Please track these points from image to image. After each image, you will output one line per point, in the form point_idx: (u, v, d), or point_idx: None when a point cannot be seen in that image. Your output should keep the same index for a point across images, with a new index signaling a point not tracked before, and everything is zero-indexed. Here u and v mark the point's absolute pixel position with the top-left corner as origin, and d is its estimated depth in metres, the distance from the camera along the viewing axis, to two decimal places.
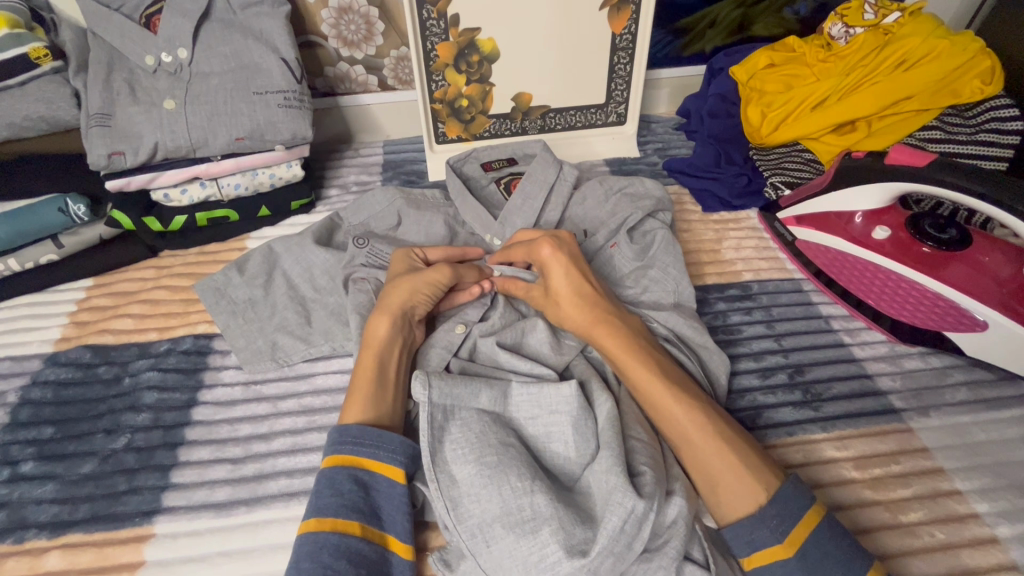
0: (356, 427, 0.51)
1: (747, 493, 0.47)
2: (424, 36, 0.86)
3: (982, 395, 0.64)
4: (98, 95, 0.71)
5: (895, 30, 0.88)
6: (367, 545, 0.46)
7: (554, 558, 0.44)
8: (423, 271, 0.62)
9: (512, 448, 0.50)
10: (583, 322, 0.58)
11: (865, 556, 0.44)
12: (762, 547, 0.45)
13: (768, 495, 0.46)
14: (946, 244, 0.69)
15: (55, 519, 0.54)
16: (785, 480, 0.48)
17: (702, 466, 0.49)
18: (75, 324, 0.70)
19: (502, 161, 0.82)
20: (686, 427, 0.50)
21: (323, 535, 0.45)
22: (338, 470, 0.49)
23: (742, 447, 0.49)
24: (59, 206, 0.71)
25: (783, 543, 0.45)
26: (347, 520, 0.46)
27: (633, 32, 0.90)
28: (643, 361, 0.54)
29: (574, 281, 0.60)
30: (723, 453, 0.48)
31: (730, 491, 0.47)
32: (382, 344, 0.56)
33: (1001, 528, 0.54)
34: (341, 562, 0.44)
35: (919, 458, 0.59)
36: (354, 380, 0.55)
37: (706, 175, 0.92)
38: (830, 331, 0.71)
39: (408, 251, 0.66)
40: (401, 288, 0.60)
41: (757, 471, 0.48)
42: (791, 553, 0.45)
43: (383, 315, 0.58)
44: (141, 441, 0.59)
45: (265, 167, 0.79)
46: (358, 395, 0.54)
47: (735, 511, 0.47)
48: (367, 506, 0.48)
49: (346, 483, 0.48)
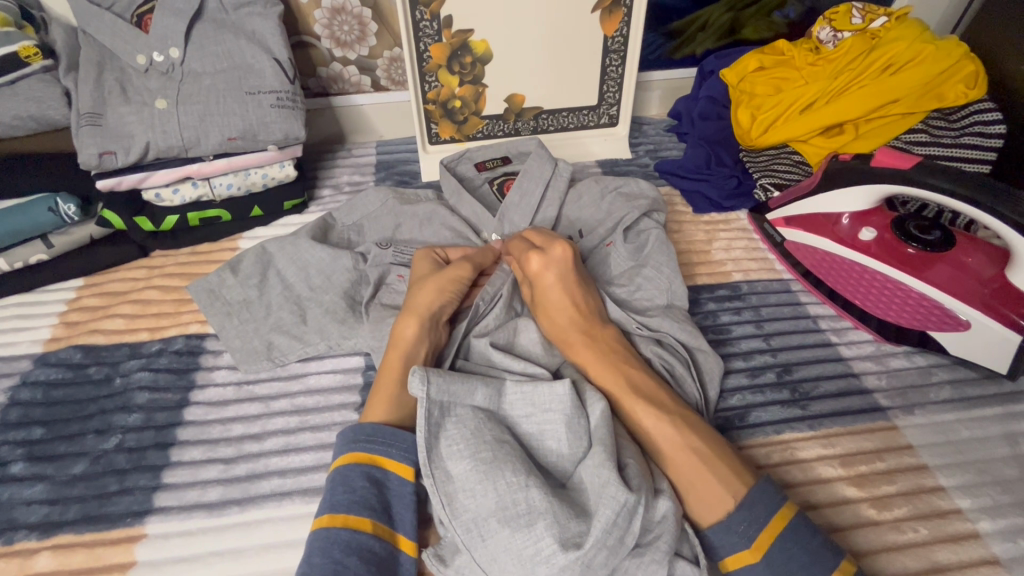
0: (369, 426, 0.52)
1: (710, 504, 0.49)
2: (417, 37, 0.86)
3: (965, 393, 0.65)
4: (89, 95, 0.71)
5: (882, 34, 0.90)
6: (377, 542, 0.47)
7: (549, 551, 0.45)
8: (445, 272, 0.63)
9: (507, 444, 0.50)
10: (557, 337, 0.60)
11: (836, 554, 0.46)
12: (731, 551, 0.47)
13: (731, 502, 0.48)
14: (929, 245, 0.70)
15: (45, 520, 0.54)
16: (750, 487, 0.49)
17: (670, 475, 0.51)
18: (65, 324, 0.70)
19: (496, 160, 0.83)
20: (650, 440, 0.53)
21: (335, 531, 0.46)
22: (352, 468, 0.50)
23: (706, 458, 0.50)
24: (49, 205, 0.71)
25: (748, 549, 0.46)
26: (359, 516, 0.47)
27: (625, 34, 0.91)
28: (613, 377, 0.56)
29: (549, 296, 0.61)
30: (684, 466, 0.50)
31: (696, 503, 0.50)
32: (410, 342, 0.57)
33: (983, 523, 0.55)
34: (352, 558, 0.45)
35: (904, 455, 0.60)
36: (379, 380, 0.56)
37: (697, 176, 0.93)
38: (817, 331, 0.72)
39: (431, 252, 0.68)
40: (428, 290, 0.61)
41: (719, 480, 0.49)
42: (756, 558, 0.46)
43: (410, 316, 0.59)
44: (132, 441, 0.59)
45: (257, 167, 0.79)
46: (384, 394, 0.55)
47: (703, 518, 0.49)
48: (380, 503, 0.49)
49: (359, 481, 0.49)
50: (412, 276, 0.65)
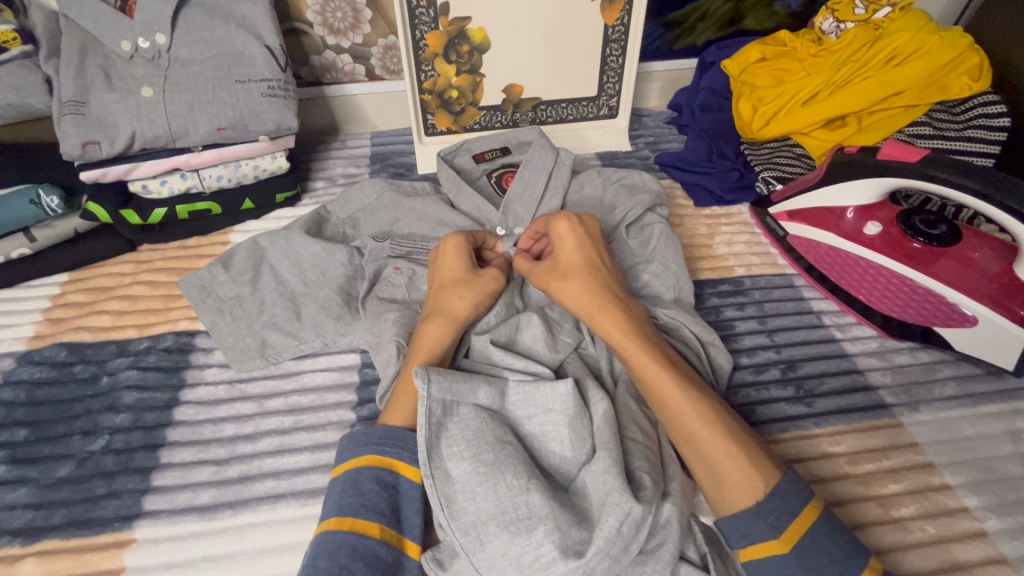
0: (381, 428, 0.50)
1: (749, 488, 0.46)
2: (413, 24, 0.84)
3: (970, 389, 0.65)
4: (71, 82, 0.68)
5: (886, 25, 0.88)
6: (384, 549, 0.46)
7: (549, 558, 0.44)
8: (481, 279, 0.60)
9: (509, 446, 0.49)
10: (583, 306, 0.57)
11: (863, 555, 0.45)
12: (758, 540, 0.45)
13: (767, 489, 0.46)
14: (937, 240, 0.68)
15: (30, 525, 0.52)
16: (784, 475, 0.47)
17: (704, 459, 0.48)
18: (49, 320, 0.67)
19: (495, 151, 0.81)
20: (687, 419, 0.49)
21: (343, 534, 0.45)
22: (363, 471, 0.48)
23: (745, 441, 0.48)
24: (31, 197, 0.69)
25: (776, 539, 0.45)
26: (367, 520, 0.46)
27: (626, 24, 0.89)
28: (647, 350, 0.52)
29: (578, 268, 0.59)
30: (724, 447, 0.48)
31: (733, 488, 0.47)
32: (440, 354, 0.55)
33: (990, 522, 0.54)
34: (358, 564, 0.44)
35: (910, 453, 0.59)
36: (404, 382, 0.54)
37: (698, 169, 0.92)
38: (821, 327, 0.71)
39: (466, 240, 0.63)
40: (463, 297, 0.58)
41: (757, 463, 0.47)
42: (785, 549, 0.44)
43: (445, 323, 0.57)
44: (120, 442, 0.57)
45: (249, 158, 0.77)
46: (408, 397, 0.53)
47: (737, 504, 0.46)
48: (389, 506, 0.48)
49: (368, 484, 0.48)
50: (442, 267, 0.62)
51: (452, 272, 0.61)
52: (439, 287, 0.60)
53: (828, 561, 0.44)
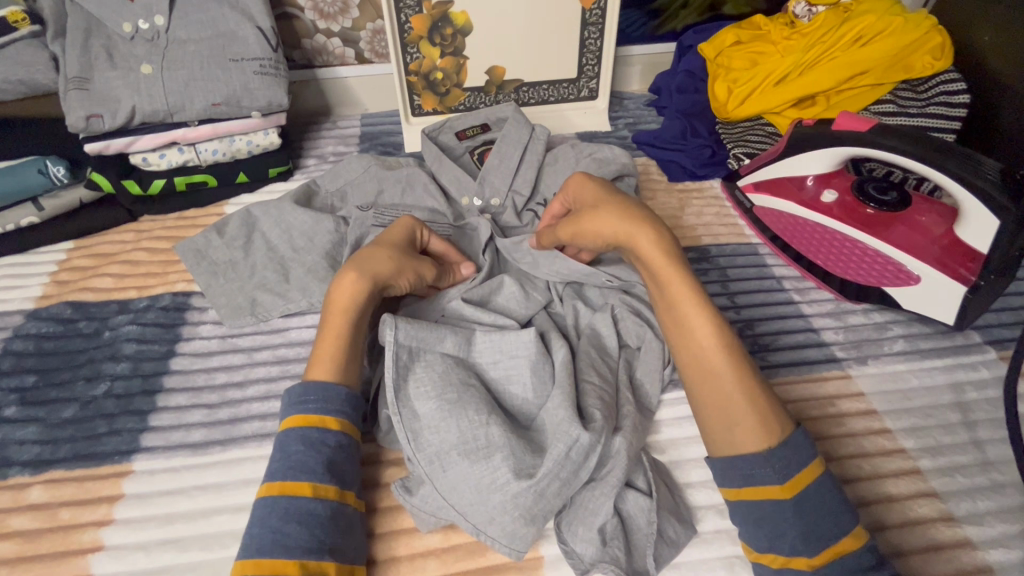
0: (301, 388, 0.52)
1: (764, 432, 0.47)
2: (398, 8, 0.88)
3: (918, 345, 0.68)
4: (76, 59, 0.73)
5: (854, 8, 0.93)
6: (318, 504, 0.47)
7: (504, 480, 0.48)
8: (416, 260, 0.61)
9: (472, 387, 0.53)
10: (623, 234, 0.56)
11: (855, 513, 0.45)
12: (760, 482, 0.46)
13: (781, 437, 0.46)
14: (887, 206, 0.73)
15: (38, 458, 0.57)
16: (797, 428, 0.48)
17: (723, 400, 0.49)
18: (56, 282, 0.72)
19: (475, 127, 0.86)
20: (717, 356, 0.50)
21: (272, 499, 0.47)
22: (291, 433, 0.50)
23: (768, 391, 0.49)
24: (39, 167, 0.73)
25: (779, 485, 0.45)
26: (295, 483, 0.47)
27: (602, 7, 0.93)
28: (691, 282, 0.53)
29: (624, 203, 0.58)
30: (747, 389, 0.48)
31: (746, 430, 0.47)
32: (353, 321, 0.56)
33: (924, 461, 0.58)
34: (291, 524, 0.45)
35: (855, 400, 0.63)
36: (321, 341, 0.55)
37: (673, 147, 0.96)
38: (781, 290, 0.75)
39: (417, 225, 0.64)
40: (390, 266, 0.58)
41: (777, 413, 0.48)
42: (785, 496, 0.44)
43: (357, 283, 0.56)
44: (120, 388, 0.62)
45: (242, 134, 0.81)
46: (326, 353, 0.54)
47: (747, 447, 0.47)
48: (319, 464, 0.49)
49: (295, 445, 0.49)
50: (386, 234, 0.63)
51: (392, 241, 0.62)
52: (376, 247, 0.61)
53: (825, 513, 0.44)
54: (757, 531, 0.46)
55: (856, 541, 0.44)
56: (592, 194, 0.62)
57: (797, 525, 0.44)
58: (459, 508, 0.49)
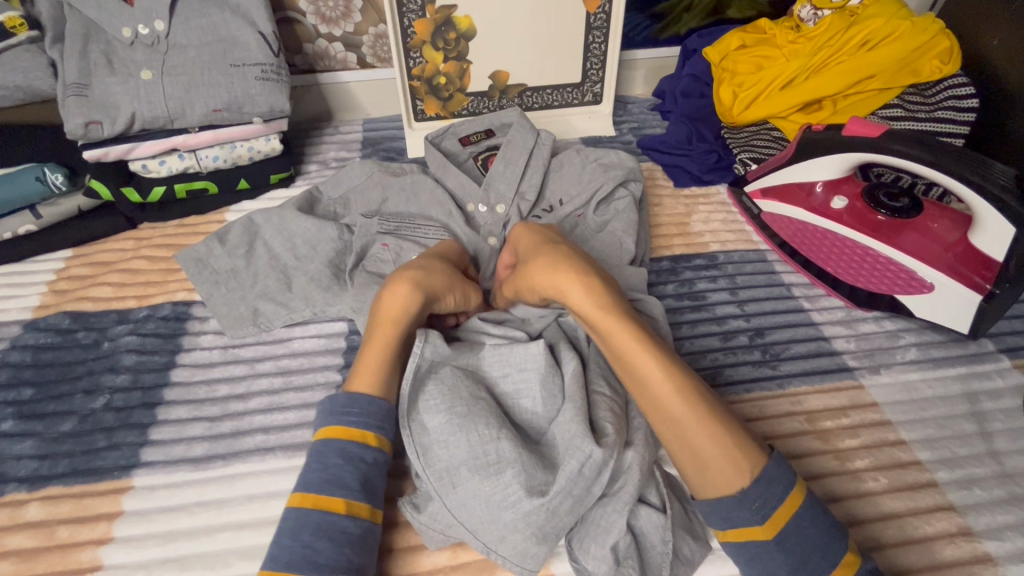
0: (347, 396, 0.51)
1: (735, 472, 0.46)
2: (401, 12, 0.87)
3: (931, 354, 0.67)
4: (74, 65, 0.72)
5: (860, 12, 0.91)
6: (352, 522, 0.46)
7: (515, 497, 0.47)
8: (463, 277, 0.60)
9: (482, 401, 0.52)
10: (555, 286, 0.54)
11: (844, 538, 0.45)
12: (741, 525, 0.45)
13: (754, 472, 0.46)
14: (899, 212, 0.71)
15: (35, 473, 0.56)
16: (769, 457, 0.47)
17: (688, 446, 0.48)
18: (54, 292, 0.71)
19: (480, 133, 0.85)
20: (673, 404, 0.48)
21: (306, 512, 0.46)
22: (330, 444, 0.49)
23: (729, 424, 0.48)
24: (37, 175, 0.72)
25: (762, 525, 0.45)
26: (332, 497, 0.46)
27: (607, 11, 0.92)
28: (630, 330, 0.51)
29: (554, 250, 0.57)
30: (708, 431, 0.47)
31: (717, 472, 0.46)
32: (402, 331, 0.54)
33: (941, 474, 0.57)
34: (322, 541, 0.44)
35: (869, 411, 0.62)
36: (367, 352, 0.54)
37: (678, 152, 0.95)
38: (791, 298, 0.74)
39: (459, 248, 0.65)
40: (441, 276, 0.58)
41: (744, 447, 0.47)
42: (769, 536, 0.44)
43: (409, 295, 0.54)
44: (120, 401, 0.61)
45: (243, 140, 0.80)
46: (371, 365, 0.53)
47: (722, 489, 0.46)
48: (356, 481, 0.48)
49: (333, 458, 0.48)
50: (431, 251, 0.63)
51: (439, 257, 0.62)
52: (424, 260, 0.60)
53: (811, 548, 0.44)
54: (750, 568, 0.46)
55: (845, 570, 0.44)
56: (524, 245, 0.61)
57: (785, 561, 0.44)
58: (469, 525, 0.48)
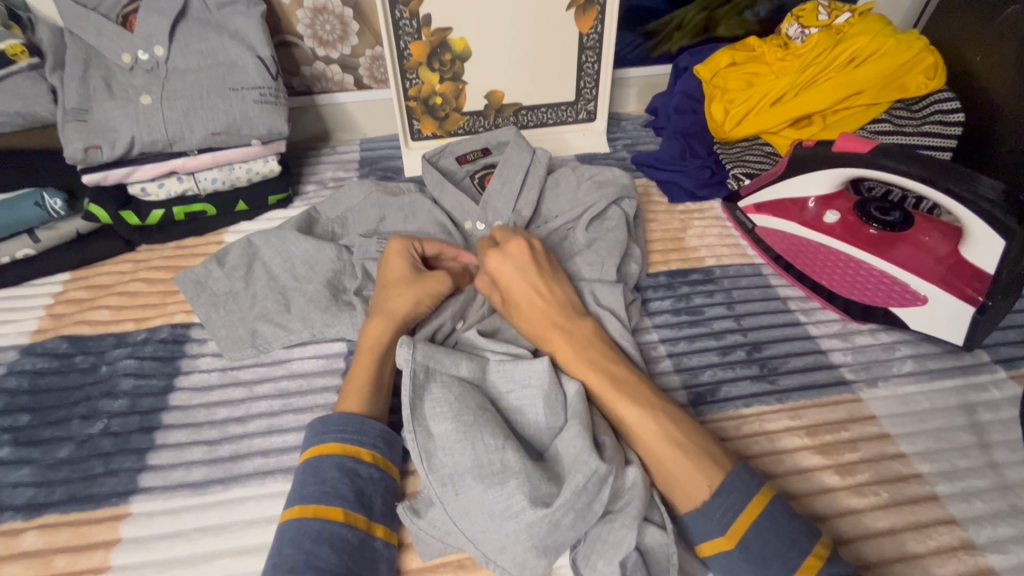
0: (339, 417, 0.53)
1: (694, 489, 0.48)
2: (397, 35, 0.89)
3: (927, 366, 0.68)
4: (75, 91, 0.72)
5: (846, 29, 0.93)
6: (350, 531, 0.47)
7: (518, 508, 0.47)
8: (425, 279, 0.62)
9: (488, 412, 0.52)
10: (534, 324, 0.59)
11: (811, 534, 0.45)
12: (709, 537, 0.47)
13: (711, 489, 0.47)
14: (890, 226, 0.73)
15: (31, 501, 0.55)
16: (726, 473, 0.48)
17: (653, 468, 0.50)
18: (52, 316, 0.71)
19: (476, 152, 0.86)
20: (634, 430, 0.51)
21: (305, 521, 0.46)
22: (326, 458, 0.50)
23: (686, 444, 0.50)
24: (36, 200, 0.73)
25: (722, 536, 0.46)
26: (330, 506, 0.47)
27: (599, 31, 0.94)
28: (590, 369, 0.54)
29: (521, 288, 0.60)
30: (665, 452, 0.49)
31: (680, 492, 0.49)
32: (379, 348, 0.58)
33: (941, 486, 0.57)
34: (322, 548, 0.45)
35: (868, 424, 0.62)
36: (351, 375, 0.57)
37: (672, 167, 0.96)
38: (787, 312, 0.75)
39: (408, 246, 0.65)
40: (404, 295, 0.61)
41: (700, 466, 0.48)
42: (730, 545, 0.46)
43: (385, 320, 0.60)
44: (117, 425, 0.61)
45: (242, 162, 0.81)
46: (356, 388, 0.56)
47: (687, 505, 0.48)
48: (351, 491, 0.49)
49: (330, 471, 0.49)
50: (389, 266, 0.64)
51: (398, 270, 0.63)
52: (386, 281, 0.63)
53: (776, 552, 0.44)
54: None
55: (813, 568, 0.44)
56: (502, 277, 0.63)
57: (753, 567, 0.45)
58: (469, 535, 0.48)
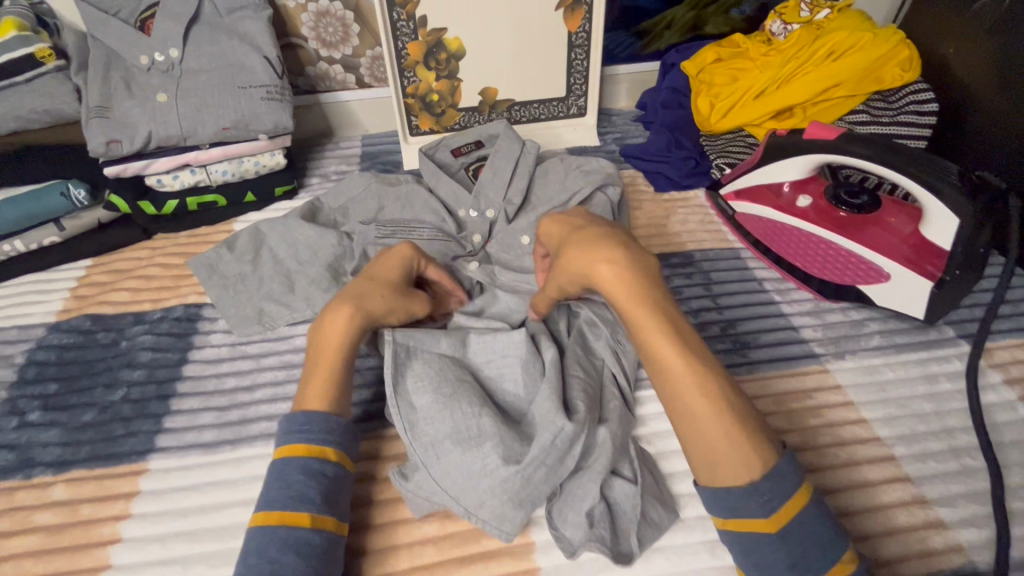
0: (305, 416, 0.52)
1: (746, 469, 0.44)
2: (395, 36, 0.94)
3: (894, 340, 0.71)
4: (97, 90, 0.79)
5: (826, 25, 0.97)
6: (317, 535, 0.48)
7: (493, 466, 0.51)
8: (407, 294, 0.61)
9: (467, 382, 0.57)
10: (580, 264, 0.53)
11: (844, 540, 0.44)
12: (746, 516, 0.44)
13: (764, 469, 0.44)
14: (859, 209, 0.76)
15: (59, 459, 0.61)
16: (780, 455, 0.45)
17: (698, 438, 0.46)
18: (75, 297, 0.77)
19: (469, 145, 0.91)
20: (686, 389, 0.46)
21: (271, 529, 0.47)
22: (290, 462, 0.50)
23: (745, 419, 0.45)
24: (61, 190, 0.78)
25: (768, 518, 0.43)
26: (294, 513, 0.48)
27: (587, 30, 0.99)
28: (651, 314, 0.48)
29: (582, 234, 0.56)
30: (720, 420, 0.45)
31: (727, 468, 0.44)
32: (343, 348, 0.55)
33: (898, 449, 0.61)
34: (288, 555, 0.46)
35: (834, 393, 0.66)
36: (313, 370, 0.55)
37: (658, 159, 1.00)
38: (762, 291, 0.79)
39: (413, 256, 0.64)
40: (382, 298, 0.58)
41: (758, 444, 0.44)
42: (774, 529, 0.43)
43: (357, 316, 0.56)
44: (136, 393, 0.66)
45: (251, 156, 0.87)
46: (321, 385, 0.54)
47: (733, 481, 0.44)
48: (317, 495, 0.49)
49: (295, 475, 0.50)
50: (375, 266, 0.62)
51: (383, 272, 0.61)
52: (367, 278, 0.60)
53: (815, 544, 0.43)
54: (745, 557, 0.45)
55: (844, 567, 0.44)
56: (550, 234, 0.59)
57: (784, 555, 0.43)
58: (452, 493, 0.53)
